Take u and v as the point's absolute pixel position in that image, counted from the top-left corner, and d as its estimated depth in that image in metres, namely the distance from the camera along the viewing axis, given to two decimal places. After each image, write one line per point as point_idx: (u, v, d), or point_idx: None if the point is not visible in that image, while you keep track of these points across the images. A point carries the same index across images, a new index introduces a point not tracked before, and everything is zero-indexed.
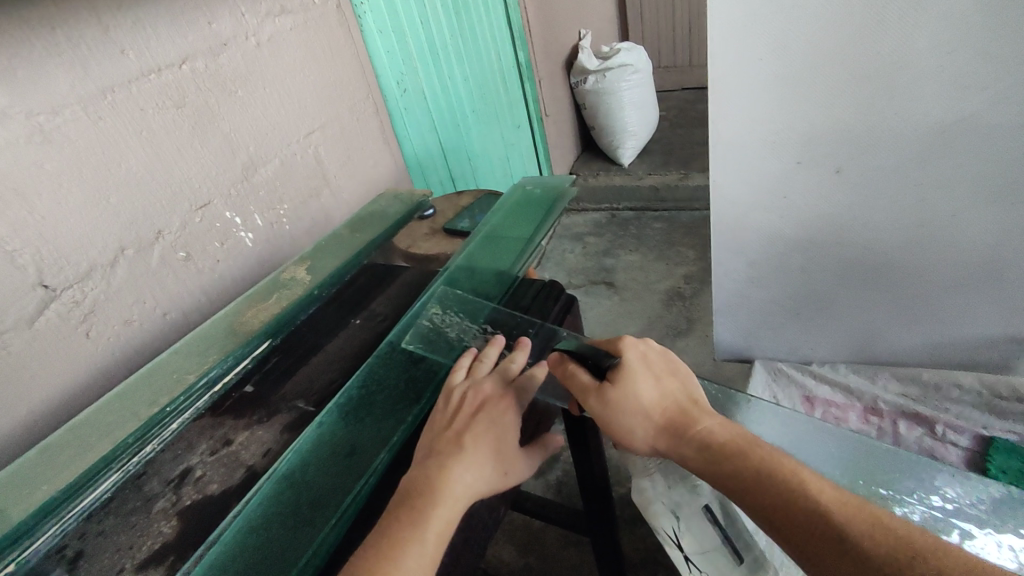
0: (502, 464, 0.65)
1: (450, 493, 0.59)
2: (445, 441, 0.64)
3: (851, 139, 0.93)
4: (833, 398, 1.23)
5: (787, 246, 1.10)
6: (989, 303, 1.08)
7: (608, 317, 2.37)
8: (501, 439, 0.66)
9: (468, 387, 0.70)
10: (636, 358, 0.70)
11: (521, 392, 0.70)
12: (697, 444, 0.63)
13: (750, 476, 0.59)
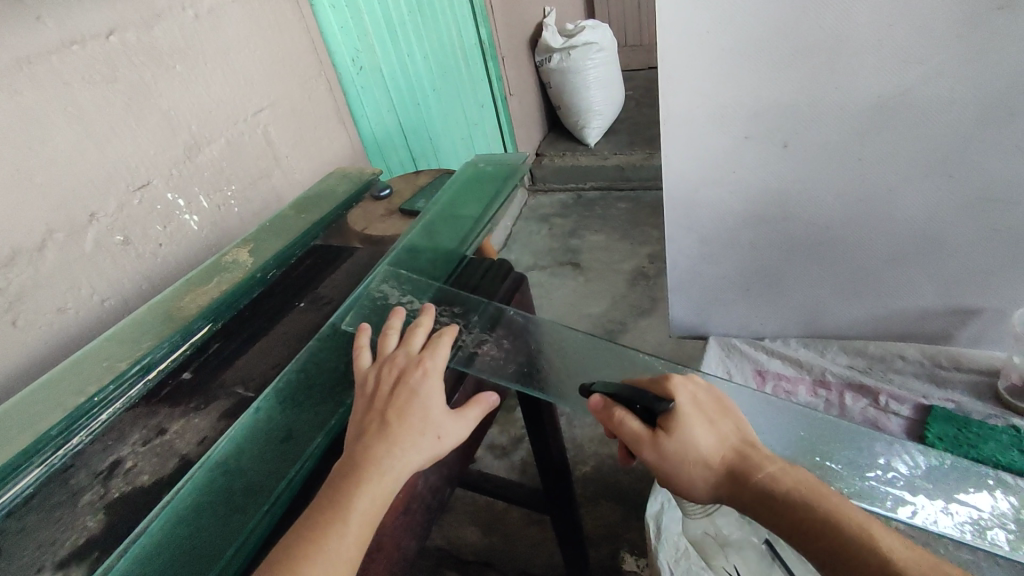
0: (433, 427, 0.64)
1: (375, 471, 0.59)
2: (367, 422, 0.63)
3: (795, 112, 0.87)
4: (784, 372, 1.10)
5: (735, 220, 1.03)
6: (928, 275, 0.98)
7: (574, 298, 2.37)
8: (427, 402, 0.65)
9: (382, 364, 0.69)
10: (690, 400, 0.64)
11: (434, 356, 0.70)
12: (765, 496, 0.59)
13: (821, 531, 0.57)
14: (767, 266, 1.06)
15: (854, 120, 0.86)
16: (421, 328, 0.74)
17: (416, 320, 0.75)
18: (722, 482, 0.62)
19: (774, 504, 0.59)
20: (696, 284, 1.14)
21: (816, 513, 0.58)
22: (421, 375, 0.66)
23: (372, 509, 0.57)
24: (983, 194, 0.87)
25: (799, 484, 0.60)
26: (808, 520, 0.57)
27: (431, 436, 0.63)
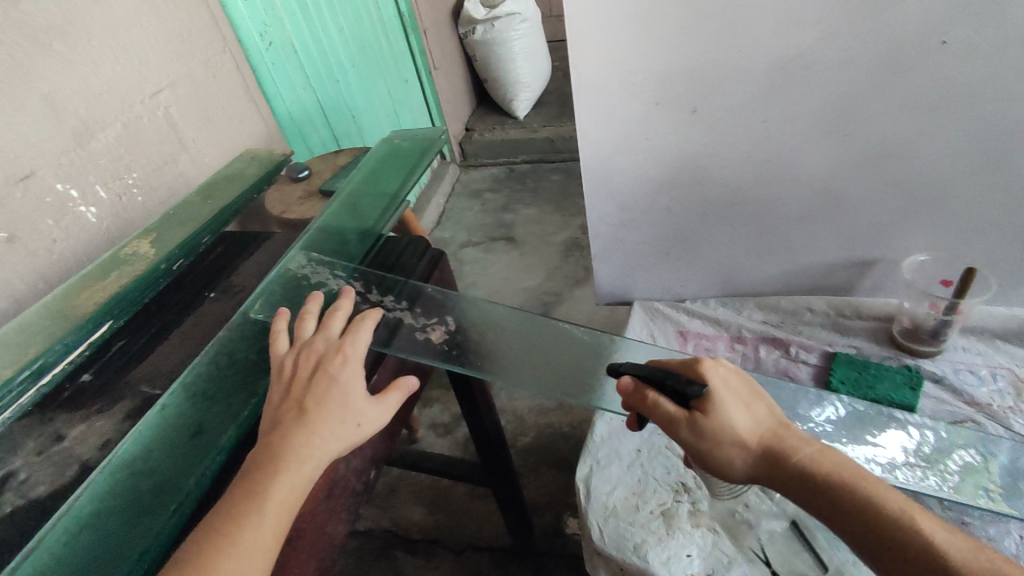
0: (352, 414, 0.63)
1: (290, 461, 0.57)
2: (284, 411, 0.61)
3: (703, 76, 0.89)
4: (704, 331, 1.13)
5: (652, 186, 1.05)
6: (826, 231, 1.03)
7: (509, 273, 2.37)
8: (347, 389, 0.64)
9: (300, 350, 0.67)
10: (724, 382, 0.61)
11: (353, 340, 0.68)
12: (800, 477, 0.57)
13: (858, 514, 0.54)
14: (684, 228, 1.09)
15: (756, 83, 0.88)
16: (340, 311, 0.72)
17: (335, 302, 0.73)
18: (756, 466, 0.59)
19: (809, 486, 0.56)
20: (619, 251, 1.16)
21: (853, 496, 0.55)
22: (340, 361, 0.65)
23: (293, 499, 0.56)
24: (877, 150, 0.91)
25: (839, 466, 0.57)
26: (846, 502, 0.55)
27: (350, 422, 0.62)
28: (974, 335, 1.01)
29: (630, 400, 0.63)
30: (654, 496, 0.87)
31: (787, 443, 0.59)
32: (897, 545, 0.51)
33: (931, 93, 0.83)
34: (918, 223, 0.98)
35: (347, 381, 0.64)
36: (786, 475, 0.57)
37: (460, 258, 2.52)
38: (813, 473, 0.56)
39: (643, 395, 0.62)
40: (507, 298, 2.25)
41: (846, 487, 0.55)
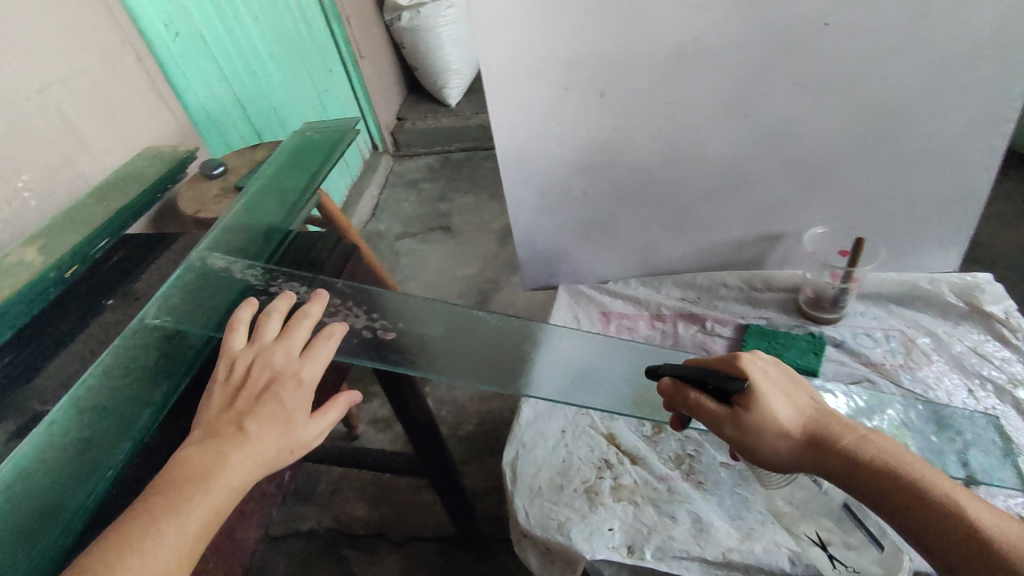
0: (290, 441, 0.60)
1: (213, 480, 0.55)
2: (222, 426, 0.59)
3: (608, 61, 0.90)
4: (625, 311, 1.16)
5: (568, 170, 1.06)
6: (735, 208, 1.07)
7: (446, 262, 2.36)
8: (293, 414, 0.61)
9: (254, 358, 0.64)
10: (764, 374, 0.62)
11: (311, 362, 0.65)
12: (844, 464, 0.58)
13: (904, 497, 0.55)
14: (601, 211, 1.11)
15: (659, 67, 0.90)
16: (305, 321, 0.69)
17: (301, 310, 0.70)
18: (800, 455, 0.60)
19: (852, 472, 0.57)
20: (542, 236, 1.17)
21: (900, 482, 0.55)
22: (294, 384, 0.62)
23: (209, 521, 0.53)
24: (774, 129, 0.95)
25: (884, 452, 0.58)
26: (892, 486, 0.56)
27: (285, 448, 0.60)
28: (869, 300, 1.08)
29: (671, 398, 0.65)
30: (578, 474, 0.89)
31: (830, 431, 0.59)
32: (944, 527, 0.53)
33: (818, 73, 0.88)
34: (816, 197, 1.03)
35: (295, 405, 0.62)
36: (828, 463, 0.58)
37: (396, 250, 2.48)
38: (857, 461, 0.57)
39: (683, 394, 0.64)
40: (444, 288, 2.24)
41: (893, 471, 0.56)
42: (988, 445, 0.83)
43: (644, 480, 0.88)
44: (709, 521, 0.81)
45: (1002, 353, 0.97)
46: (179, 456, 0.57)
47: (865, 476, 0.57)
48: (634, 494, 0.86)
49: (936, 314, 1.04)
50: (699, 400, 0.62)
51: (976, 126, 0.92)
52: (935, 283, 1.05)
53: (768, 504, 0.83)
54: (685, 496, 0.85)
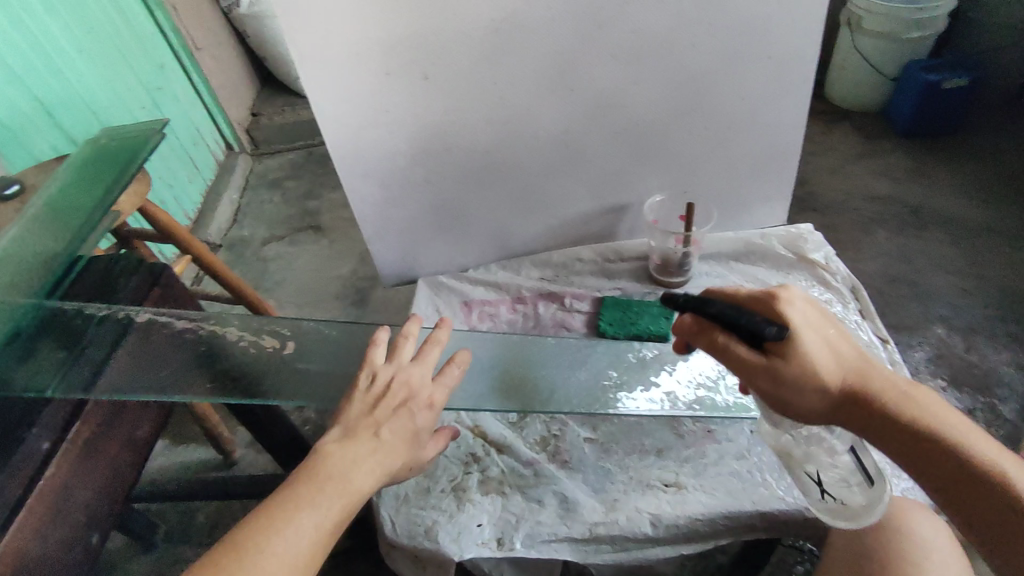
0: (411, 458, 0.63)
1: (348, 478, 0.57)
2: (360, 426, 0.61)
3: (426, 43, 0.86)
4: (486, 298, 1.13)
5: (406, 159, 1.01)
6: (578, 182, 1.08)
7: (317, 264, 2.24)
8: (418, 431, 0.64)
9: (395, 373, 0.67)
10: (806, 321, 0.58)
11: (441, 387, 0.69)
12: (882, 422, 0.57)
13: (941, 456, 0.55)
14: (448, 198, 1.08)
15: (479, 45, 0.87)
16: (438, 345, 0.72)
17: (432, 336, 0.72)
18: (835, 405, 0.58)
19: (891, 431, 0.57)
20: (392, 229, 1.12)
21: (936, 441, 0.56)
22: (428, 408, 0.65)
23: (341, 520, 0.55)
24: (599, 102, 0.96)
25: (922, 410, 0.57)
26: (932, 443, 0.56)
27: (406, 465, 0.62)
28: (710, 260, 1.13)
29: (700, 340, 0.60)
30: (444, 473, 0.87)
31: (869, 387, 0.57)
32: (982, 486, 0.54)
33: (632, 43, 0.89)
34: (650, 166, 1.06)
35: (423, 422, 0.65)
36: (863, 420, 0.58)
37: (262, 257, 2.32)
38: (896, 420, 0.56)
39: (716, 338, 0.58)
40: (319, 291, 2.12)
41: (933, 429, 0.56)
42: None
43: (510, 468, 0.87)
44: (576, 500, 0.82)
45: (825, 295, 1.06)
46: (317, 453, 0.58)
47: (900, 434, 0.57)
48: (502, 484, 0.85)
49: (768, 267, 1.11)
50: (737, 347, 0.57)
51: (780, 87, 0.98)
52: (765, 237, 1.12)
53: (630, 472, 0.85)
54: (551, 478, 0.85)
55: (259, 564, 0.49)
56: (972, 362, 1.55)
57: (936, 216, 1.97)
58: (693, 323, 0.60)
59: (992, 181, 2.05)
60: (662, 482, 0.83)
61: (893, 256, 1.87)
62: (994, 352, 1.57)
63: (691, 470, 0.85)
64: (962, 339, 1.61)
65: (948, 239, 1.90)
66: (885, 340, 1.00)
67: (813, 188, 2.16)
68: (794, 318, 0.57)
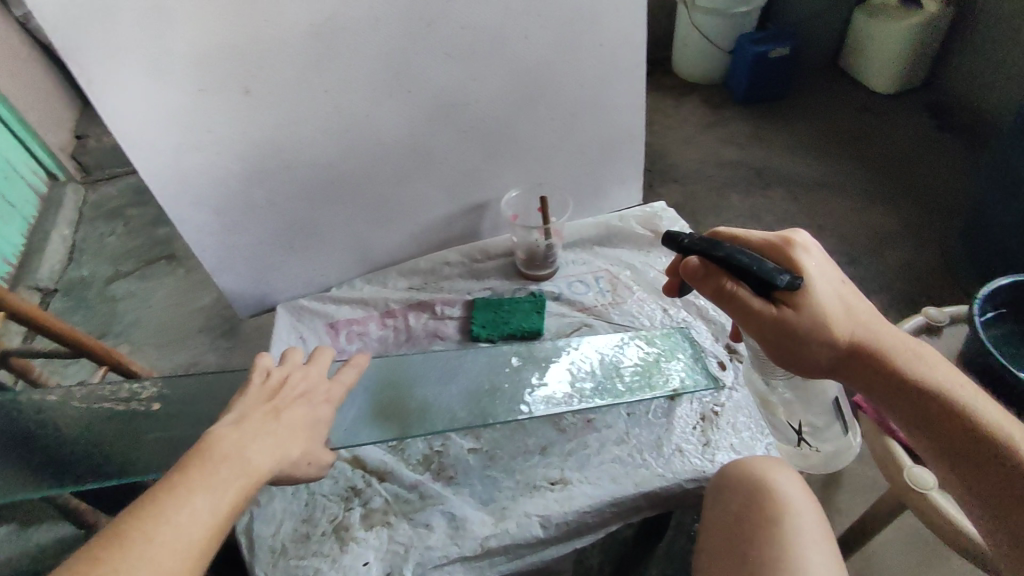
0: (310, 449, 0.62)
1: (246, 457, 0.54)
2: (258, 412, 0.60)
3: (239, 53, 0.78)
4: (353, 317, 1.06)
5: (241, 181, 0.91)
6: (432, 186, 1.04)
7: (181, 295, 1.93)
8: (315, 424, 0.64)
9: (290, 372, 0.67)
10: (812, 273, 0.65)
11: (338, 385, 0.69)
12: (874, 367, 0.64)
13: (930, 405, 0.61)
14: (296, 218, 0.99)
15: (301, 52, 0.81)
16: (328, 353, 0.73)
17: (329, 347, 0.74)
18: (835, 353, 0.64)
19: (886, 377, 0.63)
20: (238, 258, 1.01)
21: (930, 393, 0.61)
22: (325, 401, 0.66)
23: (240, 502, 0.52)
24: (441, 102, 0.92)
25: (919, 363, 0.63)
26: (923, 394, 0.61)
27: (303, 455, 0.61)
28: (574, 247, 1.13)
29: (707, 288, 0.67)
30: (323, 514, 0.81)
31: (867, 336, 0.64)
32: (966, 438, 0.59)
33: (465, 40, 0.87)
34: (504, 162, 1.04)
35: (319, 417, 0.65)
36: (857, 367, 0.64)
37: (110, 297, 1.96)
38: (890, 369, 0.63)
39: (722, 284, 0.65)
40: (181, 324, 1.83)
41: (926, 380, 0.62)
42: (680, 358, 0.96)
43: (394, 495, 0.83)
44: (464, 516, 0.79)
45: None
46: (209, 435, 0.55)
47: (892, 381, 0.63)
48: (387, 514, 0.81)
49: (630, 247, 1.13)
50: (738, 294, 0.65)
51: (615, 73, 1.00)
52: (623, 220, 1.15)
53: (516, 476, 0.84)
54: (438, 498, 0.82)
55: (146, 551, 0.45)
56: None
57: (778, 176, 2.15)
58: (699, 266, 0.66)
59: (818, 138, 2.27)
60: (548, 480, 0.83)
61: (746, 218, 2.01)
62: None
63: (575, 462, 0.85)
64: None
65: (790, 196, 2.08)
66: None
67: (670, 161, 2.27)
68: (804, 268, 0.65)
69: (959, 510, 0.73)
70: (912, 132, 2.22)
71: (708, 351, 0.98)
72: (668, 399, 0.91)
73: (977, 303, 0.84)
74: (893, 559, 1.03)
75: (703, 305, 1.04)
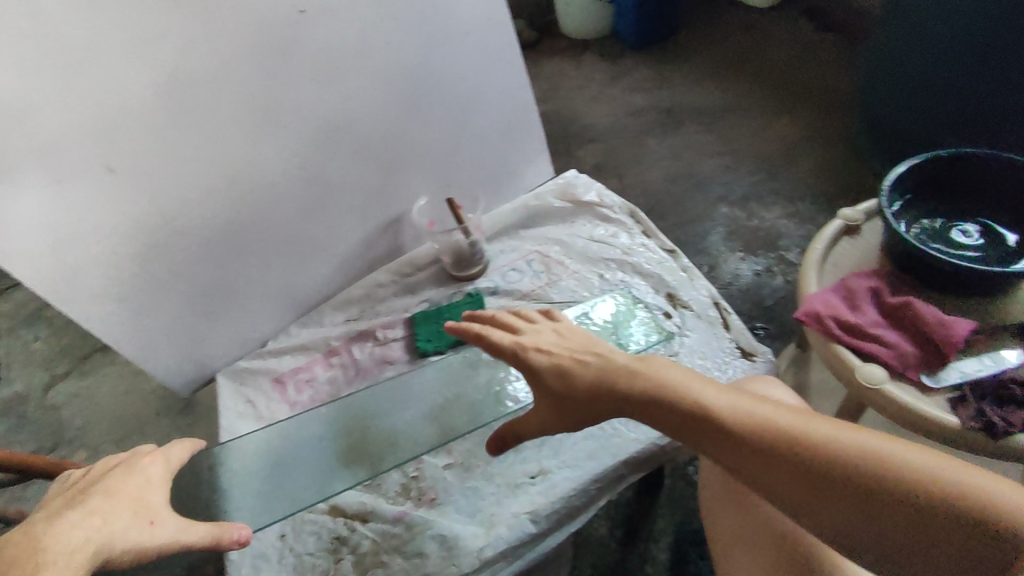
0: (150, 509, 0.55)
1: (55, 534, 0.47)
2: (58, 502, 0.52)
3: (91, 132, 0.71)
4: (297, 365, 1.02)
5: (137, 262, 0.84)
6: (340, 213, 1.00)
7: (135, 376, 1.40)
8: (145, 493, 0.56)
9: (95, 465, 0.60)
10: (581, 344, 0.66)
11: (157, 465, 0.61)
12: (757, 442, 0.51)
13: (826, 487, 0.48)
14: (209, 282, 0.93)
15: (155, 113, 0.75)
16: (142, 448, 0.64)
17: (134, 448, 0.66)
18: (724, 434, 0.52)
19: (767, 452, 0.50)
20: (160, 339, 0.93)
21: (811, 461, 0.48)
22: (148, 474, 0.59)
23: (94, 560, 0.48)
24: (322, 127, 0.89)
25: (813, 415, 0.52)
26: (812, 468, 0.48)
27: (143, 515, 0.54)
28: (499, 237, 1.12)
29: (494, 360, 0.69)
30: (315, 573, 0.80)
31: (727, 410, 0.53)
32: (856, 494, 0.47)
33: (325, 59, 0.84)
34: (405, 171, 1.02)
35: (146, 488, 0.57)
36: (784, 462, 0.49)
37: (52, 404, 1.39)
38: (761, 437, 0.51)
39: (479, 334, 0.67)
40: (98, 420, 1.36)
41: (814, 455, 0.49)
42: (628, 320, 0.96)
43: (382, 532, 0.82)
44: (455, 535, 0.79)
45: (610, 230, 1.11)
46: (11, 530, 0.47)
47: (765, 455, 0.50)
48: (377, 553, 0.80)
49: (555, 223, 1.13)
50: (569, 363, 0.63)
51: (489, 56, 1.00)
52: (539, 198, 1.14)
53: (496, 479, 0.85)
54: (425, 523, 0.81)
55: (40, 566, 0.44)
56: (755, 227, 1.69)
57: (686, 111, 2.07)
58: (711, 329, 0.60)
59: (715, 61, 2.20)
60: (528, 475, 0.84)
61: (668, 159, 1.92)
62: (769, 212, 1.72)
63: (551, 450, 0.86)
64: (742, 210, 1.74)
65: (702, 128, 2.00)
66: (671, 250, 1.07)
67: (583, 123, 2.12)
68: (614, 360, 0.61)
69: (910, 394, 0.75)
70: (795, 32, 2.19)
71: (652, 305, 0.99)
72: None
73: (885, 194, 0.85)
74: None
75: (636, 261, 1.05)
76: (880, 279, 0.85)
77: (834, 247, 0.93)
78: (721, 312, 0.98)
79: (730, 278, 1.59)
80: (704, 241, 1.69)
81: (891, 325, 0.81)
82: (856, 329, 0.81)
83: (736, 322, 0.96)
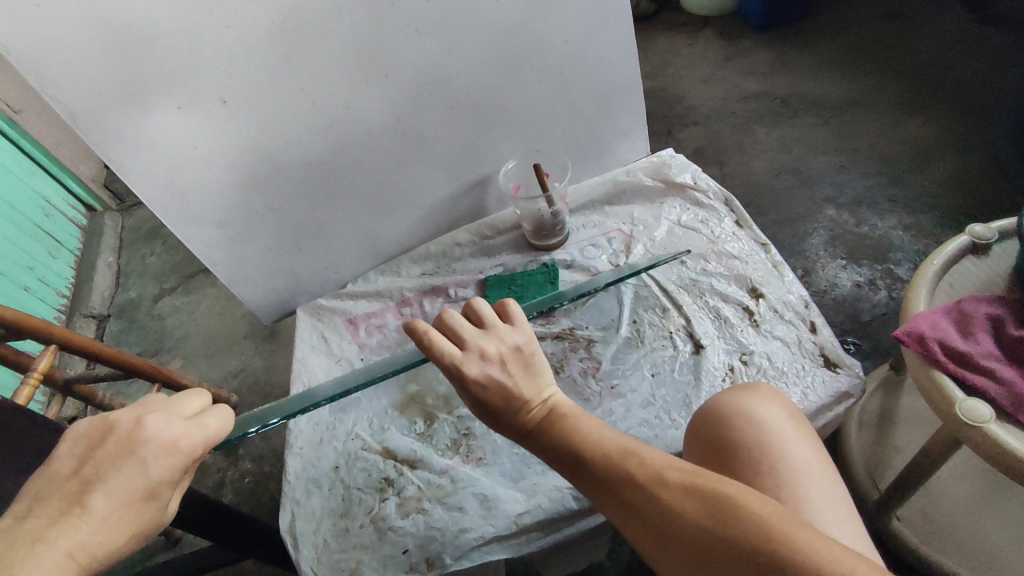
0: (140, 528, 0.48)
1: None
2: (57, 500, 0.45)
3: (208, 64, 0.75)
4: (370, 310, 1.06)
5: (237, 194, 0.89)
6: (428, 167, 1.01)
7: (230, 300, 1.51)
8: (145, 505, 0.48)
9: (127, 421, 0.50)
10: (514, 362, 0.64)
11: (183, 459, 0.51)
12: (630, 489, 0.52)
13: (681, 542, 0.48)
14: (301, 218, 0.97)
15: (266, 51, 0.77)
16: (183, 412, 0.53)
17: (186, 392, 0.55)
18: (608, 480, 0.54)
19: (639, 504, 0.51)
20: (251, 266, 0.99)
21: (668, 508, 0.49)
22: (164, 475, 0.49)
23: None
24: (421, 79, 0.89)
25: (683, 464, 0.52)
26: (673, 517, 0.49)
27: (131, 538, 0.47)
28: (583, 211, 1.10)
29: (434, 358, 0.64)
30: (360, 507, 0.83)
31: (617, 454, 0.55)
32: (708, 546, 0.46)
33: (434, 11, 0.83)
34: (498, 132, 1.02)
35: (154, 500, 0.49)
36: (629, 505, 0.52)
37: (157, 315, 1.52)
38: (634, 482, 0.52)
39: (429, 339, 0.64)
40: (193, 334, 1.47)
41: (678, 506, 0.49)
42: None
43: (427, 481, 0.84)
44: (496, 497, 0.80)
45: (699, 216, 1.05)
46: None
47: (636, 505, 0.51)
48: (420, 500, 0.82)
49: (642, 202, 1.09)
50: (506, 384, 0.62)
51: (601, 21, 0.96)
52: (631, 174, 1.10)
53: None
54: (468, 480, 0.83)
55: None
56: (863, 235, 1.55)
57: (805, 101, 1.90)
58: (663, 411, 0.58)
59: (847, 49, 2.00)
60: None
61: (775, 151, 1.80)
62: (882, 220, 1.57)
63: None
64: (852, 214, 1.60)
65: (820, 121, 1.84)
66: (764, 245, 1.01)
67: (690, 103, 2.01)
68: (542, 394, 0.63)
69: (1014, 435, 0.67)
70: (951, 22, 1.94)
71: (732, 298, 0.94)
72: (694, 353, 0.89)
73: None
74: (958, 491, 0.93)
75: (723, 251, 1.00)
76: (999, 308, 0.77)
77: (952, 266, 0.84)
78: (809, 316, 0.91)
79: (827, 285, 1.48)
80: (804, 243, 1.57)
81: (1000, 360, 0.73)
82: (960, 357, 0.73)
83: (824, 329, 0.89)
